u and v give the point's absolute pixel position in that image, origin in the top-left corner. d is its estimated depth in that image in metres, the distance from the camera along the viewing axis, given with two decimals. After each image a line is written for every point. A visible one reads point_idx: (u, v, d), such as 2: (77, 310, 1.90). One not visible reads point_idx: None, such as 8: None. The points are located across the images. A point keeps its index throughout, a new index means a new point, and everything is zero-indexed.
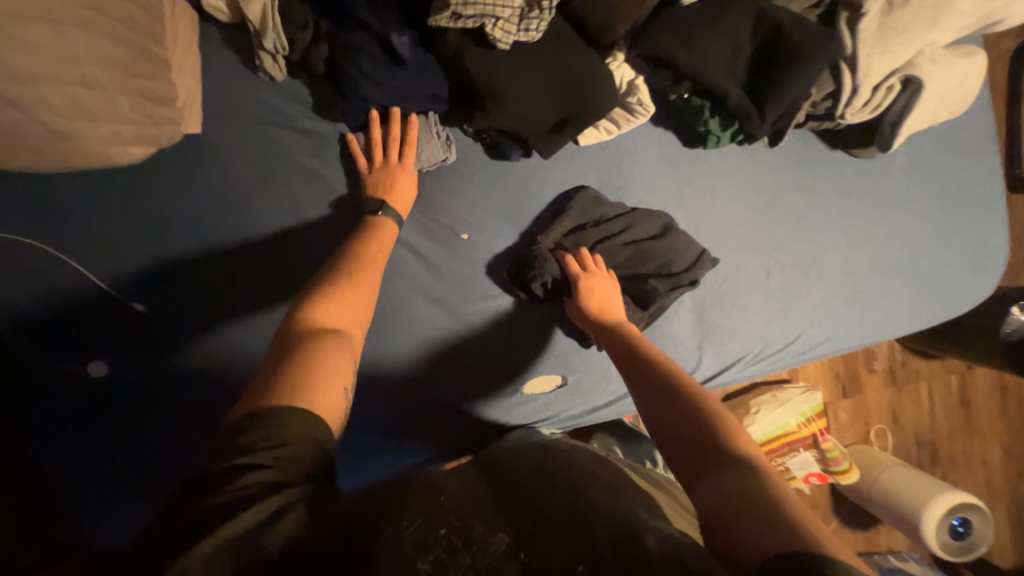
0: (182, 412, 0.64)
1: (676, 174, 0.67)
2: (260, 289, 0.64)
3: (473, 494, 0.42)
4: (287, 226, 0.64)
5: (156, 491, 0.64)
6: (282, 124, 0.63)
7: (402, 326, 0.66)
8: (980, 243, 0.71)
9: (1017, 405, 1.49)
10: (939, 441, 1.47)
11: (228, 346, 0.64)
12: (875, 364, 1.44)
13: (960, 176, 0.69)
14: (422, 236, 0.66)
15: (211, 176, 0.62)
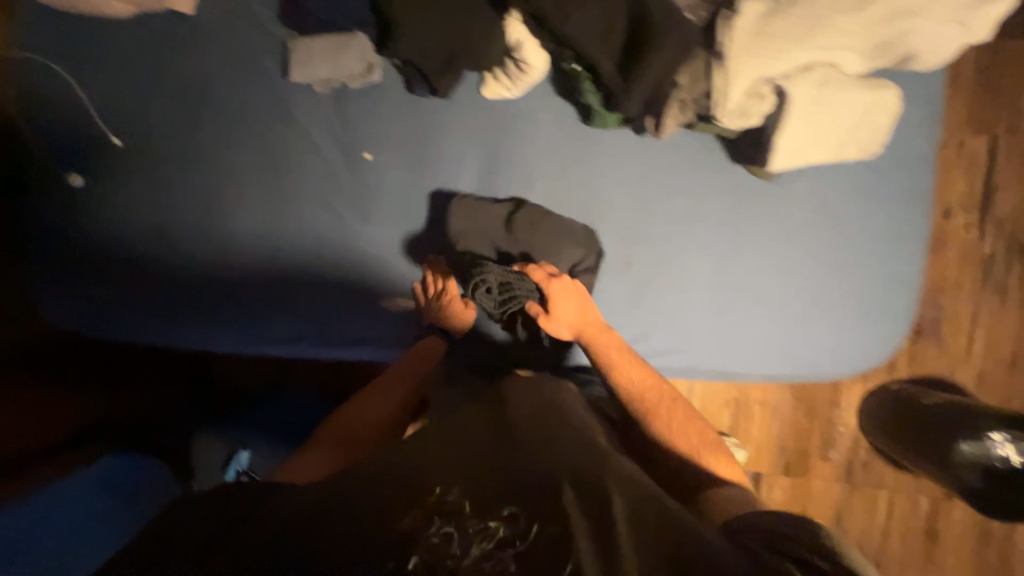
0: (152, 249, 0.80)
1: (566, 146, 0.70)
2: (218, 158, 0.78)
3: (461, 462, 0.57)
4: (242, 109, 0.77)
5: (125, 308, 0.81)
6: (252, 23, 0.75)
7: (342, 224, 0.77)
8: (869, 302, 0.66)
9: (998, 560, 1.26)
10: (884, 562, 1.29)
11: (191, 199, 0.79)
12: (831, 453, 1.30)
13: (861, 225, 0.65)
14: (334, 148, 0.75)
15: (192, 54, 0.76)
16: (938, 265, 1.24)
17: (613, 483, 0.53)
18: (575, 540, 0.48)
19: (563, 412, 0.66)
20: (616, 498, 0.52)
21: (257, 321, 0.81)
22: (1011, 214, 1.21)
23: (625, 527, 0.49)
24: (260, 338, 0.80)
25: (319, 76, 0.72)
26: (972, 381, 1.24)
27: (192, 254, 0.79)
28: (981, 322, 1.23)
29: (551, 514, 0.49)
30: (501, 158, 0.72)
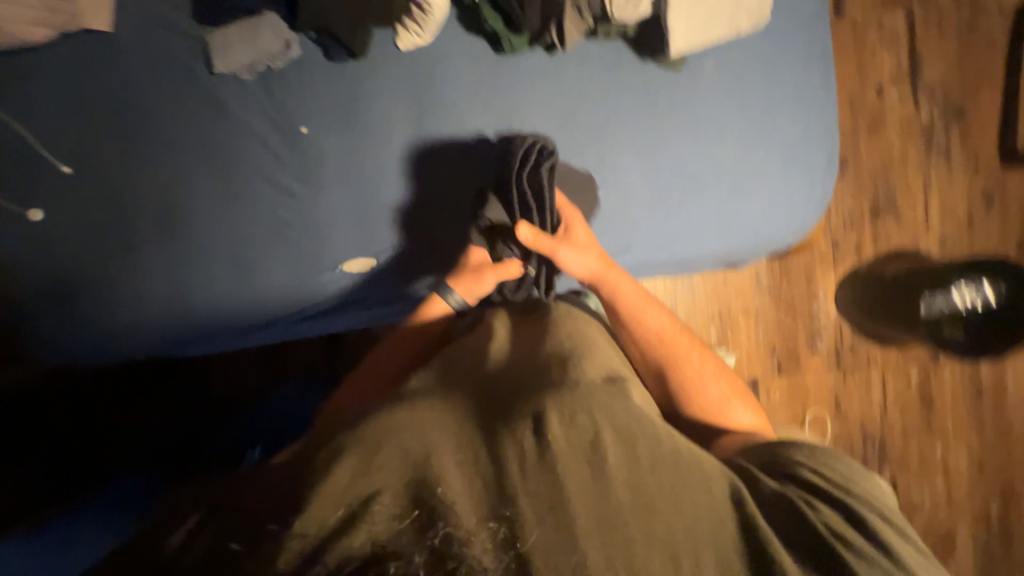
0: (124, 265, 0.79)
1: (485, 78, 0.74)
2: (173, 161, 0.79)
3: (454, 446, 0.50)
4: (188, 109, 0.78)
5: (109, 330, 0.79)
6: (170, 27, 0.78)
7: (307, 202, 0.79)
8: (793, 162, 0.70)
9: (993, 412, 1.31)
10: (890, 437, 1.33)
11: (157, 206, 0.79)
12: (818, 344, 1.34)
13: (769, 91, 0.69)
14: (270, 129, 0.78)
15: (133, 65, 0.78)
16: (882, 144, 1.28)
17: (614, 425, 0.52)
18: (579, 511, 0.46)
19: (566, 352, 0.63)
20: (622, 454, 0.50)
21: (236, 325, 0.82)
22: (940, 81, 1.26)
23: (629, 488, 0.48)
24: (253, 337, 0.84)
25: (241, 62, 0.75)
26: (936, 248, 1.28)
27: (164, 260, 0.79)
28: (933, 190, 1.28)
29: (558, 488, 0.46)
30: (429, 102, 0.75)
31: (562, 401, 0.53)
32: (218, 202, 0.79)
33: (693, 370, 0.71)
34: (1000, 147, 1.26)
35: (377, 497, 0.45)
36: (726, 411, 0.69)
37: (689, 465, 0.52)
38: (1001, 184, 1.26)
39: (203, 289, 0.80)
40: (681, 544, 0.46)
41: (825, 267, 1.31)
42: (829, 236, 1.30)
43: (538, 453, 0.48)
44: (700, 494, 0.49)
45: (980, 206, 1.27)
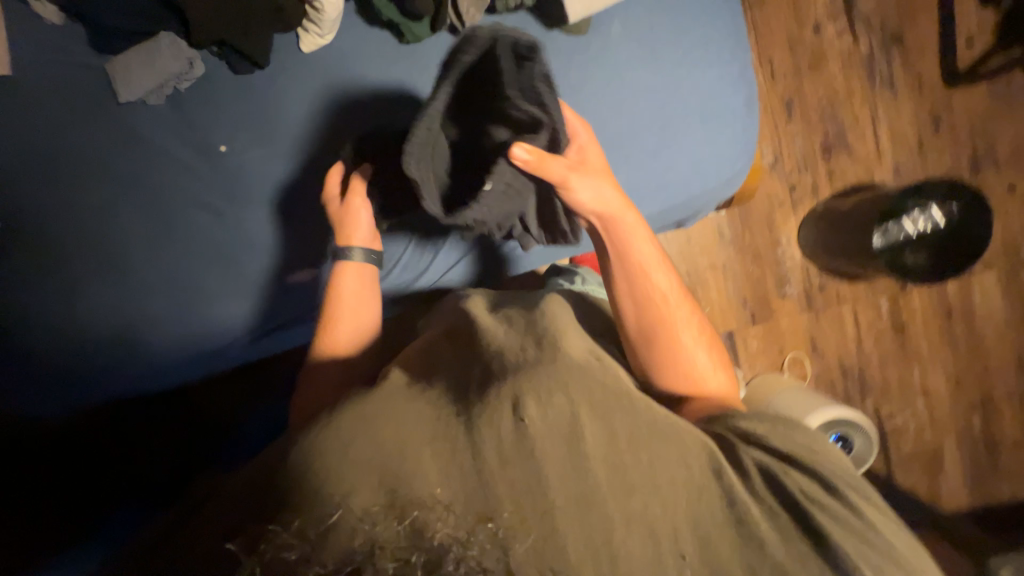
0: (60, 315, 0.75)
1: (397, 69, 0.75)
2: (96, 199, 0.76)
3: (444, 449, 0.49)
4: (104, 143, 0.76)
5: (58, 386, 0.76)
6: (70, 62, 0.75)
7: (241, 222, 0.78)
8: (712, 109, 0.70)
9: (965, 329, 1.33)
10: (868, 370, 1.35)
11: (86, 248, 0.76)
12: (788, 288, 1.35)
13: (677, 41, 0.68)
14: (189, 152, 0.77)
15: (37, 107, 0.75)
16: (826, 80, 1.27)
17: (591, 403, 0.51)
18: (558, 495, 0.47)
19: (541, 331, 0.61)
20: (598, 435, 0.50)
21: (175, 363, 0.79)
22: (875, 8, 1.24)
23: (603, 468, 0.49)
24: (189, 372, 0.81)
25: (148, 87, 0.74)
26: (891, 177, 1.28)
27: (104, 304, 0.76)
28: (881, 119, 1.27)
29: (536, 475, 0.47)
30: (346, 101, 0.76)
31: (536, 382, 0.52)
32: (152, 234, 0.77)
33: (683, 342, 0.67)
34: (942, 67, 1.25)
35: (361, 498, 0.45)
36: (705, 380, 0.67)
37: (663, 439, 0.52)
38: (948, 104, 1.26)
39: (150, 324, 0.78)
40: (658, 520, 0.48)
41: (784, 212, 1.32)
42: (785, 180, 1.30)
43: (512, 441, 0.48)
44: (676, 471, 0.50)
45: (929, 128, 1.27)
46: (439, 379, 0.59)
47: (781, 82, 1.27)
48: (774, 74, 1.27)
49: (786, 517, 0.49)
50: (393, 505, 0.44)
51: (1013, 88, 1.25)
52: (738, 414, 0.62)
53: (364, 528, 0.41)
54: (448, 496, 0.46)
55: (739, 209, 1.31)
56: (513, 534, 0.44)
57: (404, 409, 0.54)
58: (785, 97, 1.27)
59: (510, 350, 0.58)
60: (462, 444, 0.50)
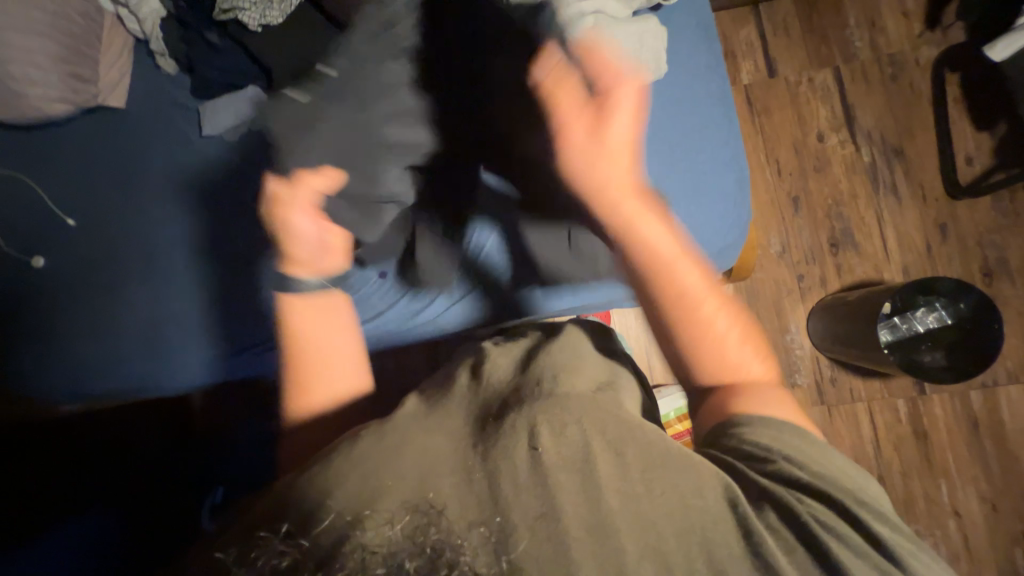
0: (108, 311, 0.86)
1: None
2: (157, 213, 0.88)
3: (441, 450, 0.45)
4: (178, 168, 0.90)
5: (88, 375, 0.85)
6: (172, 102, 0.92)
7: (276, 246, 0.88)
8: (706, 174, 0.85)
9: (995, 445, 1.24)
10: (889, 478, 1.24)
11: (144, 253, 0.87)
12: (797, 377, 1.30)
13: (676, 127, 0.86)
14: (247, 178, 0.89)
15: (139, 133, 0.91)
16: (830, 181, 1.36)
17: (605, 435, 0.47)
18: (573, 522, 0.41)
19: (572, 361, 0.58)
20: (613, 462, 0.45)
21: (185, 364, 0.86)
22: (875, 124, 1.36)
23: (620, 501, 0.43)
24: (188, 374, 0.86)
25: (226, 125, 0.88)
26: (900, 276, 1.31)
27: (143, 301, 0.86)
28: (887, 222, 1.33)
29: (550, 499, 0.42)
30: None
31: (552, 411, 0.47)
32: (197, 244, 0.88)
33: (728, 350, 0.61)
34: (944, 180, 1.33)
35: (375, 502, 0.40)
36: (743, 363, 0.61)
37: (677, 467, 0.46)
38: (951, 214, 1.32)
39: (173, 328, 0.86)
40: (668, 548, 0.42)
41: (792, 299, 1.33)
42: (792, 269, 1.33)
43: (531, 474, 0.43)
44: (689, 502, 0.44)
45: (935, 234, 1.32)
46: (457, 403, 0.53)
47: (788, 179, 1.36)
48: (780, 171, 1.36)
49: (803, 554, 0.44)
50: (401, 512, 0.39)
51: (1018, 204, 1.31)
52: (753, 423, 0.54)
53: (362, 538, 0.37)
54: (444, 501, 0.41)
55: (747, 289, 1.33)
56: (512, 545, 0.39)
57: (420, 435, 0.47)
58: (791, 193, 1.36)
59: (526, 382, 0.54)
60: (479, 474, 0.43)
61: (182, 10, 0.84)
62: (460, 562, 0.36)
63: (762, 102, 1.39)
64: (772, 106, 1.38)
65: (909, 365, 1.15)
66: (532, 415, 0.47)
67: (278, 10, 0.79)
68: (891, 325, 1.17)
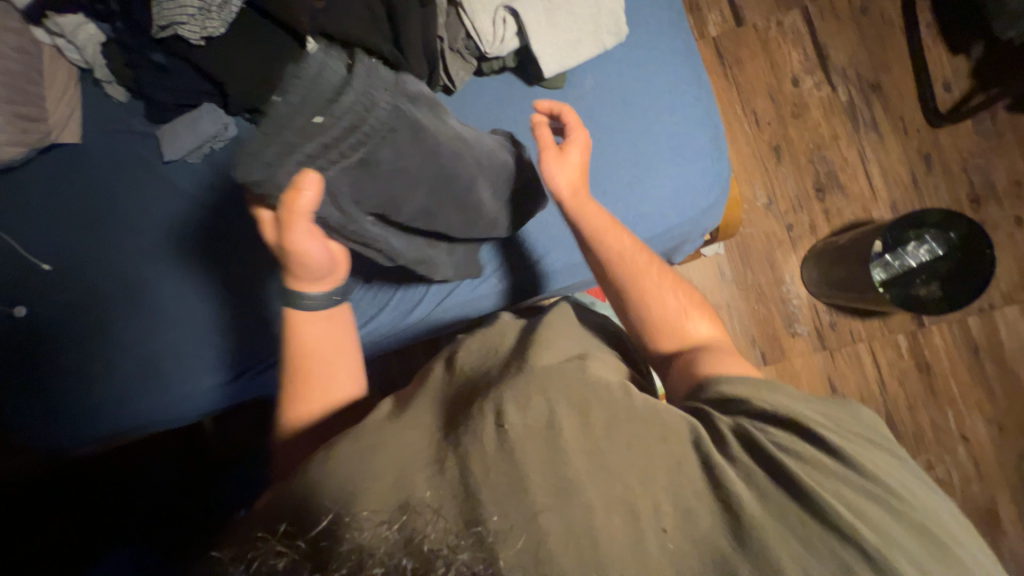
0: (100, 350, 0.84)
1: None
2: (131, 245, 0.86)
3: (415, 443, 0.43)
4: (146, 197, 0.88)
5: (91, 417, 0.84)
6: (127, 131, 0.89)
7: (260, 264, 0.87)
8: (682, 134, 0.83)
9: (996, 366, 1.26)
10: (896, 412, 1.26)
11: (126, 287, 0.86)
12: (797, 326, 1.30)
13: (646, 91, 0.84)
14: (221, 199, 0.88)
15: (100, 166, 0.88)
16: (810, 126, 1.33)
17: (568, 399, 0.44)
18: (543, 494, 0.39)
19: (561, 341, 0.57)
20: (578, 427, 0.43)
21: (186, 390, 0.86)
22: (849, 61, 1.34)
23: (587, 462, 0.41)
24: (192, 399, 0.86)
25: (188, 147, 0.85)
26: (888, 213, 1.30)
27: (133, 335, 0.85)
28: (870, 160, 1.32)
29: (519, 478, 0.39)
30: None
31: (518, 387, 0.44)
32: (180, 272, 0.87)
33: (684, 315, 0.67)
34: (923, 109, 1.31)
35: (365, 501, 0.38)
36: (682, 323, 0.67)
37: (643, 418, 0.45)
38: (934, 143, 1.31)
39: (169, 358, 0.86)
40: (635, 497, 0.40)
41: (784, 249, 1.32)
42: (781, 219, 1.32)
43: (501, 452, 0.40)
44: (653, 451, 0.43)
45: (921, 166, 1.31)
46: (427, 397, 0.51)
47: (767, 129, 1.34)
48: (759, 122, 1.34)
49: (777, 490, 0.43)
50: (392, 511, 0.37)
51: (999, 125, 1.30)
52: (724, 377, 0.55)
53: (355, 537, 0.34)
54: (438, 500, 0.38)
55: (738, 246, 1.32)
56: (503, 540, 0.36)
57: (395, 433, 0.45)
58: (772, 143, 1.34)
59: (493, 368, 0.53)
60: (451, 464, 0.40)
61: (120, 33, 0.80)
62: (456, 559, 0.33)
63: (733, 54, 1.35)
64: (743, 57, 1.35)
65: (904, 302, 1.14)
66: (500, 395, 0.44)
67: (219, 20, 0.74)
68: (886, 264, 1.15)
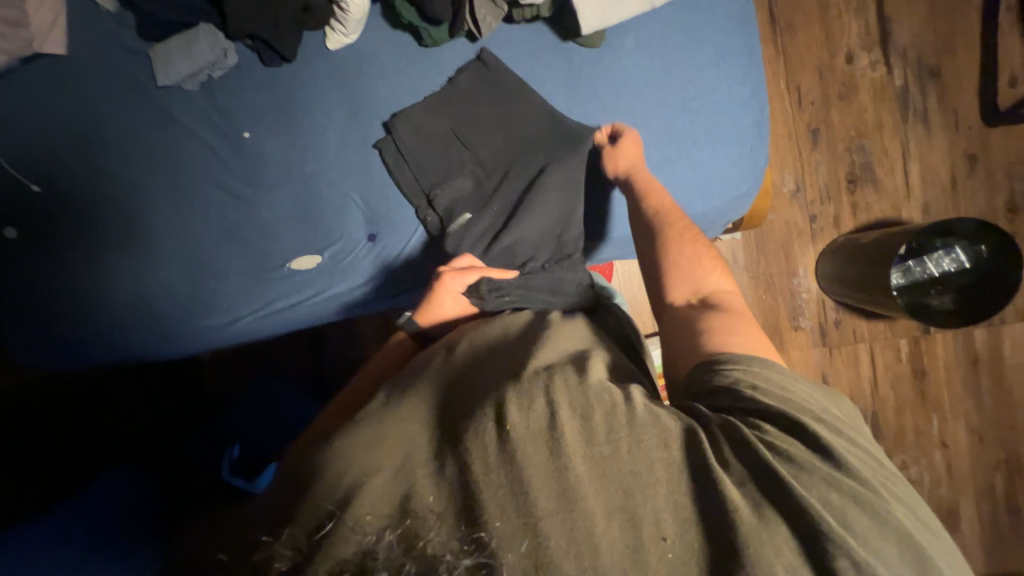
0: (95, 285, 0.81)
1: (427, 65, 0.82)
2: (124, 176, 0.81)
3: (413, 439, 0.45)
4: (138, 124, 0.81)
5: (93, 351, 0.83)
6: (117, 45, 0.82)
7: (263, 210, 0.82)
8: (721, 115, 0.78)
9: (991, 381, 1.26)
10: (883, 414, 1.28)
11: (118, 216, 0.81)
12: (801, 320, 1.28)
13: (688, 64, 0.77)
14: (215, 134, 0.82)
15: (92, 84, 0.81)
16: (855, 110, 1.24)
17: (571, 403, 0.44)
18: (541, 492, 0.39)
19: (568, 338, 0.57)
20: (578, 433, 0.42)
21: (183, 331, 0.83)
22: (913, 41, 1.22)
23: (586, 466, 0.41)
24: (187, 343, 0.84)
25: (183, 73, 0.80)
26: (918, 214, 1.24)
27: (126, 267, 0.81)
28: (912, 155, 1.24)
29: (517, 476, 0.40)
30: (379, 94, 0.82)
31: (520, 389, 0.46)
32: (173, 207, 0.82)
33: (709, 282, 0.65)
34: (981, 106, 1.22)
35: (366, 500, 0.40)
36: (698, 276, 0.66)
37: (643, 423, 0.44)
38: (984, 144, 1.23)
39: (162, 296, 0.82)
40: (636, 503, 0.40)
41: (803, 241, 1.27)
42: (805, 209, 1.26)
43: (500, 457, 0.41)
44: (655, 457, 0.42)
45: (963, 167, 1.23)
46: (426, 382, 0.53)
47: (808, 109, 1.24)
48: (801, 101, 1.24)
49: (773, 512, 0.41)
50: (393, 515, 0.39)
51: None
52: (727, 361, 0.53)
53: (358, 541, 0.37)
54: (441, 504, 0.39)
55: (756, 233, 1.27)
56: (506, 546, 0.37)
57: (395, 427, 0.46)
58: (811, 125, 1.24)
59: (489, 360, 0.54)
60: (452, 461, 0.42)
61: None
62: (459, 566, 0.36)
63: (787, 18, 1.22)
64: (797, 23, 1.22)
65: (912, 307, 1.13)
66: (501, 395, 0.46)
67: None
68: (903, 266, 1.13)
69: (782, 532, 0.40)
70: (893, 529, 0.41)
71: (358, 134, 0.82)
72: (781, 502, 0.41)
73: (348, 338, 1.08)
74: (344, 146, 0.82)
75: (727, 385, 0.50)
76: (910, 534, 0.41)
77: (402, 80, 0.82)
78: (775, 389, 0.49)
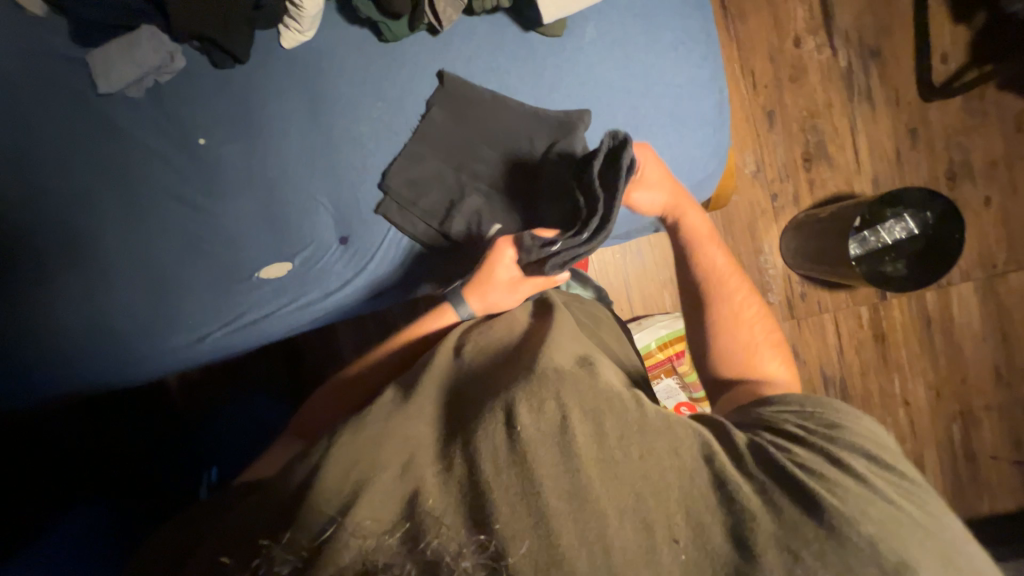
0: (42, 310, 0.75)
1: (387, 59, 0.80)
2: (66, 193, 0.76)
3: (415, 446, 0.47)
4: (79, 137, 0.76)
5: (43, 379, 0.77)
6: (49, 53, 0.76)
7: (225, 218, 0.79)
8: (685, 99, 0.80)
9: (943, 340, 1.35)
10: (850, 379, 1.34)
11: (63, 235, 0.75)
12: (770, 296, 1.34)
13: (649, 50, 0.79)
14: (166, 141, 0.78)
15: (24, 95, 0.75)
16: (806, 91, 1.29)
17: (581, 407, 0.45)
18: (554, 495, 0.40)
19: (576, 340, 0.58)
20: (591, 439, 0.44)
21: (145, 352, 0.78)
22: (853, 23, 1.28)
23: (600, 470, 0.43)
24: (149, 363, 0.79)
25: (127, 78, 0.75)
26: (869, 188, 1.31)
27: (76, 289, 0.76)
28: (860, 132, 1.30)
29: (529, 480, 0.41)
30: (340, 91, 0.80)
31: (530, 389, 0.46)
32: (122, 222, 0.77)
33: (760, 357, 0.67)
34: (918, 82, 1.30)
35: (368, 510, 0.41)
36: (753, 356, 0.68)
37: (657, 431, 0.46)
38: (923, 118, 1.31)
39: (120, 317, 0.77)
40: (650, 508, 0.42)
41: (766, 219, 1.32)
42: (766, 188, 1.31)
43: (512, 459, 0.42)
44: (666, 463, 0.44)
45: (906, 141, 1.31)
46: (428, 383, 0.54)
47: (763, 93, 1.29)
48: (755, 84, 1.29)
49: (789, 508, 0.43)
50: (395, 522, 0.41)
51: (985, 103, 1.30)
52: (767, 401, 0.58)
53: (359, 546, 0.39)
54: (441, 507, 0.41)
55: (722, 214, 1.31)
56: (509, 546, 0.39)
57: (399, 424, 0.48)
58: (766, 107, 1.29)
59: (494, 368, 0.55)
60: (462, 461, 0.44)
61: None
62: (459, 568, 0.38)
63: (736, 5, 1.27)
64: (747, 10, 1.27)
65: (870, 275, 1.19)
66: (510, 395, 0.46)
67: None
68: (860, 237, 1.18)
69: (807, 528, 0.42)
70: (902, 523, 0.43)
71: (319, 133, 0.80)
72: (802, 504, 0.43)
73: (326, 347, 1.05)
74: (306, 147, 0.79)
75: (775, 421, 0.53)
76: (919, 524, 0.44)
77: (364, 77, 0.80)
78: (825, 430, 0.52)
